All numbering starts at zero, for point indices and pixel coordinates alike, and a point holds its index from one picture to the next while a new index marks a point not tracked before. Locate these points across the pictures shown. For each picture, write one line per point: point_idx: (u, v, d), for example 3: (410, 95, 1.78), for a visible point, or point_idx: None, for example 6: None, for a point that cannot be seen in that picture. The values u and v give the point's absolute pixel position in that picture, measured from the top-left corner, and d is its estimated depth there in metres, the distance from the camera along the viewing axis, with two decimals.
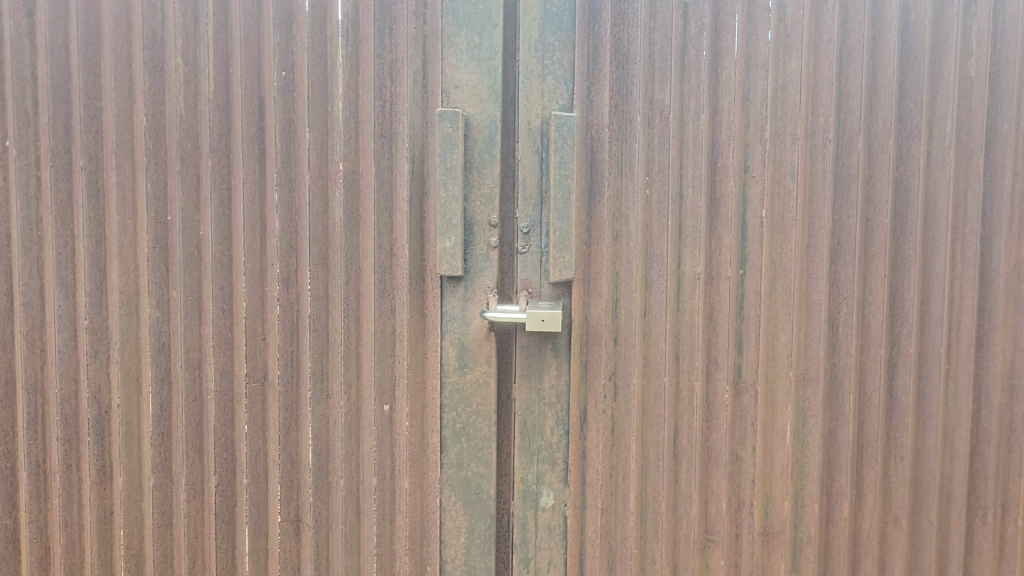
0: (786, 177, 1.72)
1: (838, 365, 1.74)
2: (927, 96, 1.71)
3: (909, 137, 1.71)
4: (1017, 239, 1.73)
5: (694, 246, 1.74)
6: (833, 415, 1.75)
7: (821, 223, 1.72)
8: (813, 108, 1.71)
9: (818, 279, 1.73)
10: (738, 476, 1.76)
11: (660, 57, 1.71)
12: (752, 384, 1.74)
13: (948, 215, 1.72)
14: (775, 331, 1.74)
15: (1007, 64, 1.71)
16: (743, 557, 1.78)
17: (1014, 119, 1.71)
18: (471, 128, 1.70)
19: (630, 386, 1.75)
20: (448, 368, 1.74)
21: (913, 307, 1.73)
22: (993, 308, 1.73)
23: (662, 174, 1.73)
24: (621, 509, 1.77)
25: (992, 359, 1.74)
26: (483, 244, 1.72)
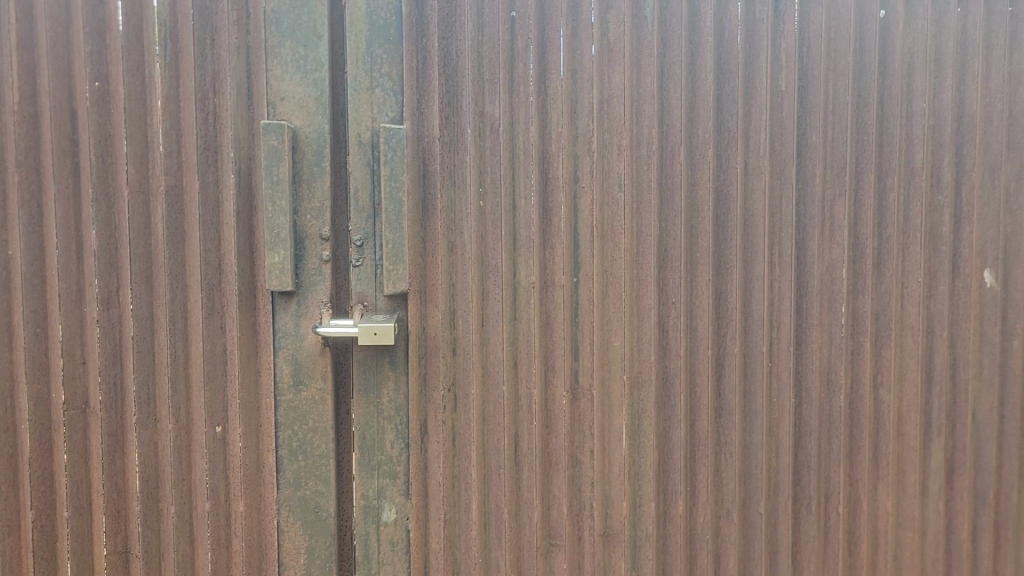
0: (615, 187, 1.82)
1: (669, 367, 1.87)
2: (742, 109, 1.86)
3: (727, 147, 1.86)
4: (827, 242, 1.91)
5: (528, 255, 1.80)
6: (666, 415, 1.88)
7: (649, 232, 1.84)
8: (637, 120, 1.83)
9: (648, 284, 1.85)
10: (579, 480, 1.86)
11: (488, 70, 1.76)
12: (588, 389, 1.84)
13: (765, 221, 1.88)
14: (607, 335, 1.84)
15: (813, 79, 1.88)
16: (586, 558, 1.87)
17: (822, 130, 1.89)
18: (299, 140, 1.69)
19: (469, 397, 1.79)
20: (282, 386, 1.71)
21: (737, 309, 1.89)
22: (809, 308, 1.92)
23: (495, 186, 1.78)
24: (463, 519, 1.81)
25: (810, 355, 1.92)
26: (315, 258, 1.71)
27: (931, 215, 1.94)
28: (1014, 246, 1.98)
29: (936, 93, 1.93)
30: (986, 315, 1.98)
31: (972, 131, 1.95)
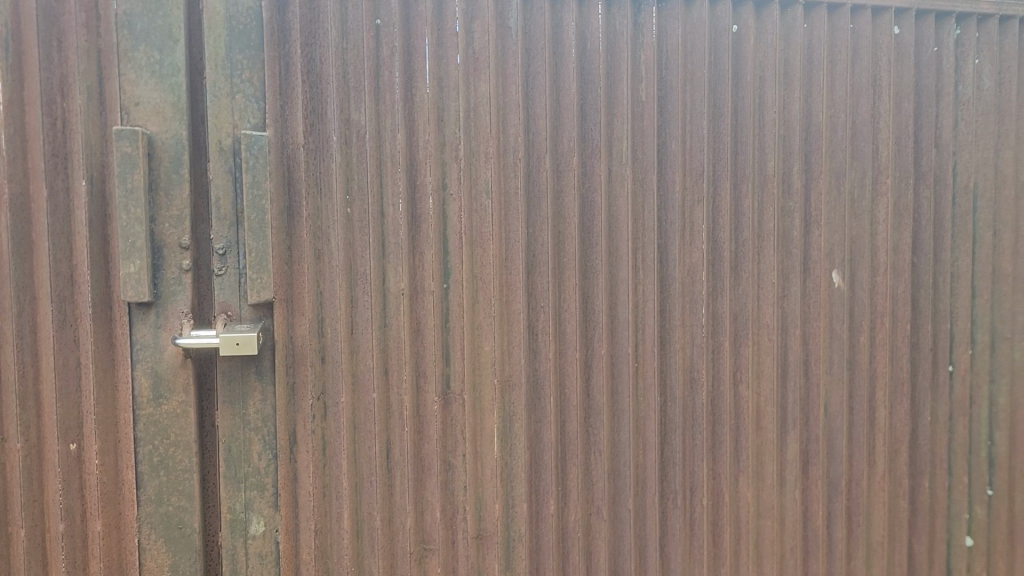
0: (483, 194, 1.86)
1: (539, 370, 1.93)
2: (605, 118, 1.93)
3: (591, 156, 1.94)
4: (688, 246, 2.02)
5: (397, 262, 1.82)
6: (537, 417, 1.94)
7: (516, 238, 1.88)
8: (504, 129, 1.87)
9: (517, 291, 1.89)
10: (452, 484, 1.89)
11: (353, 78, 1.77)
12: (459, 393, 1.87)
13: (629, 227, 1.96)
14: (478, 340, 1.88)
15: (672, 90, 1.98)
16: (459, 561, 1.90)
17: (680, 139, 1.98)
18: (155, 147, 1.64)
19: (339, 405, 1.79)
20: (141, 400, 1.66)
21: (603, 311, 1.96)
22: (671, 309, 2.02)
23: (362, 194, 1.79)
24: (335, 527, 1.81)
25: (673, 355, 2.02)
26: (175, 267, 1.66)
27: (782, 219, 2.08)
28: (857, 248, 2.14)
29: (785, 105, 2.06)
30: (835, 314, 2.12)
31: (819, 140, 2.08)
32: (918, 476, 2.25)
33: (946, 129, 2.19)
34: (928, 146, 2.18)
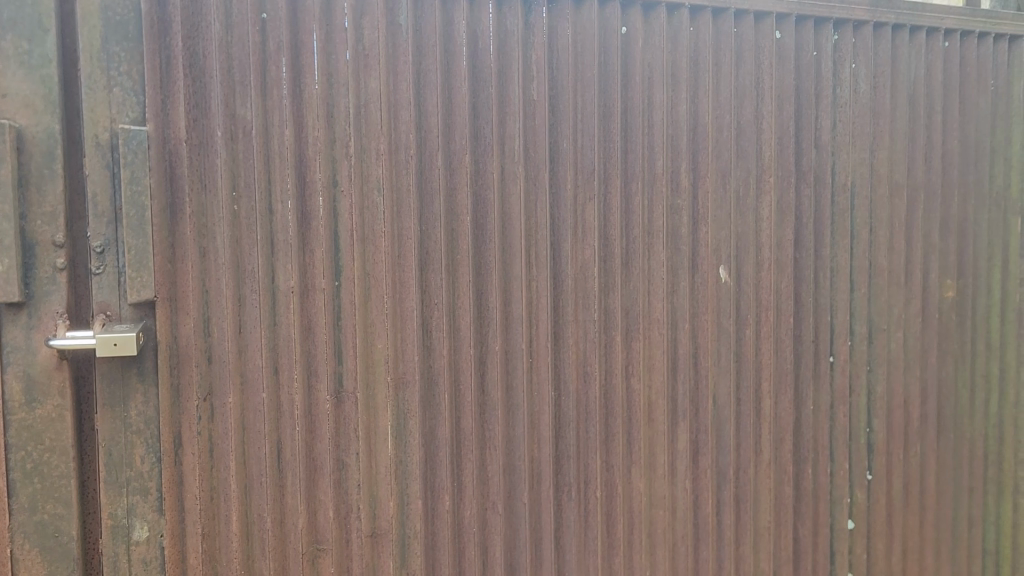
0: (374, 191, 1.85)
1: (433, 366, 1.94)
2: (497, 117, 1.95)
3: (484, 153, 1.95)
4: (581, 244, 2.06)
5: (286, 260, 1.80)
6: (431, 414, 1.95)
7: (409, 236, 1.89)
8: (395, 126, 1.87)
9: (410, 288, 1.89)
10: (345, 484, 1.88)
11: (238, 72, 1.74)
12: (352, 392, 1.87)
13: (522, 225, 1.99)
14: (371, 338, 1.88)
15: (563, 89, 2.01)
16: (353, 560, 1.90)
17: (571, 138, 2.03)
18: (24, 140, 1.57)
19: (226, 406, 1.76)
20: (12, 405, 1.59)
21: (497, 308, 1.98)
22: (564, 305, 2.06)
23: (249, 190, 1.76)
24: (223, 530, 1.78)
25: (566, 350, 2.07)
26: (48, 266, 1.60)
27: (671, 217, 2.16)
28: (743, 244, 2.24)
29: (672, 106, 2.13)
30: (722, 308, 2.22)
31: (705, 139, 2.16)
32: (802, 462, 2.36)
33: (825, 131, 2.31)
34: (808, 147, 2.29)
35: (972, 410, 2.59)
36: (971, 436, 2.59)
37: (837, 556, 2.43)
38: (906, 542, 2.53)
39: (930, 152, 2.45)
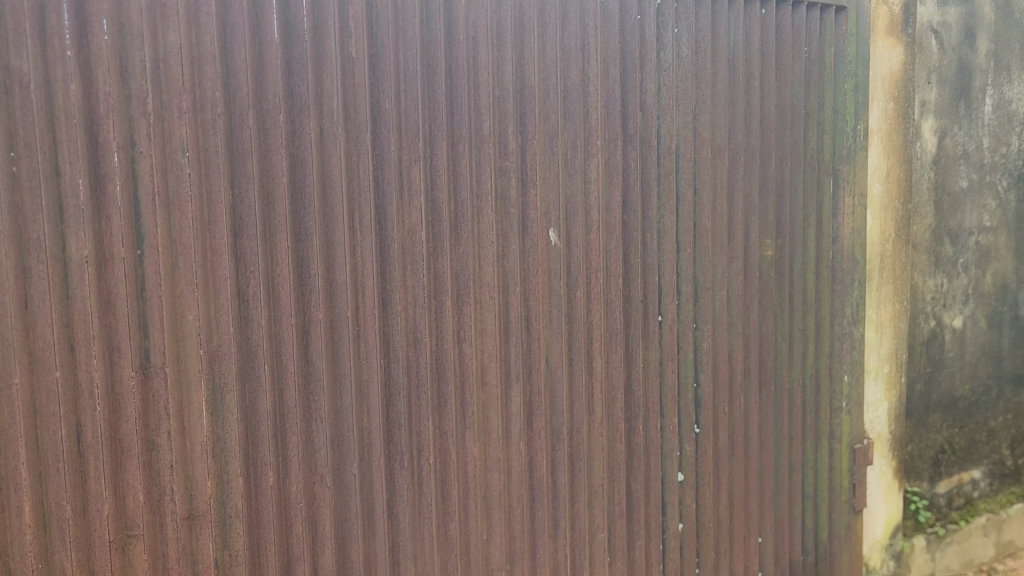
0: (178, 152, 1.73)
1: (252, 338, 1.84)
2: (313, 74, 1.86)
3: (300, 113, 1.86)
4: (408, 208, 2.01)
5: (78, 227, 1.65)
6: (251, 388, 1.85)
7: (219, 200, 1.78)
8: (199, 83, 1.75)
9: (223, 255, 1.79)
10: (157, 465, 1.77)
11: (11, 19, 1.57)
12: (161, 367, 1.74)
13: (344, 188, 1.92)
14: (180, 309, 1.76)
15: (383, 47, 1.94)
16: (168, 545, 1.79)
17: (394, 98, 1.97)
18: None
19: (12, 386, 1.61)
20: None
21: (319, 275, 1.91)
22: (392, 271, 2.00)
23: (30, 151, 1.60)
24: (15, 523, 1.64)
25: (395, 317, 2.02)
26: None
27: (500, 179, 2.14)
28: (572, 207, 2.26)
29: (498, 67, 2.11)
30: (553, 270, 2.25)
31: (532, 101, 2.16)
32: (633, 419, 2.44)
33: (650, 94, 2.36)
34: (634, 110, 2.34)
35: (792, 362, 2.76)
36: (791, 387, 2.76)
37: (669, 507, 2.54)
38: (733, 490, 2.67)
39: (750, 116, 2.56)
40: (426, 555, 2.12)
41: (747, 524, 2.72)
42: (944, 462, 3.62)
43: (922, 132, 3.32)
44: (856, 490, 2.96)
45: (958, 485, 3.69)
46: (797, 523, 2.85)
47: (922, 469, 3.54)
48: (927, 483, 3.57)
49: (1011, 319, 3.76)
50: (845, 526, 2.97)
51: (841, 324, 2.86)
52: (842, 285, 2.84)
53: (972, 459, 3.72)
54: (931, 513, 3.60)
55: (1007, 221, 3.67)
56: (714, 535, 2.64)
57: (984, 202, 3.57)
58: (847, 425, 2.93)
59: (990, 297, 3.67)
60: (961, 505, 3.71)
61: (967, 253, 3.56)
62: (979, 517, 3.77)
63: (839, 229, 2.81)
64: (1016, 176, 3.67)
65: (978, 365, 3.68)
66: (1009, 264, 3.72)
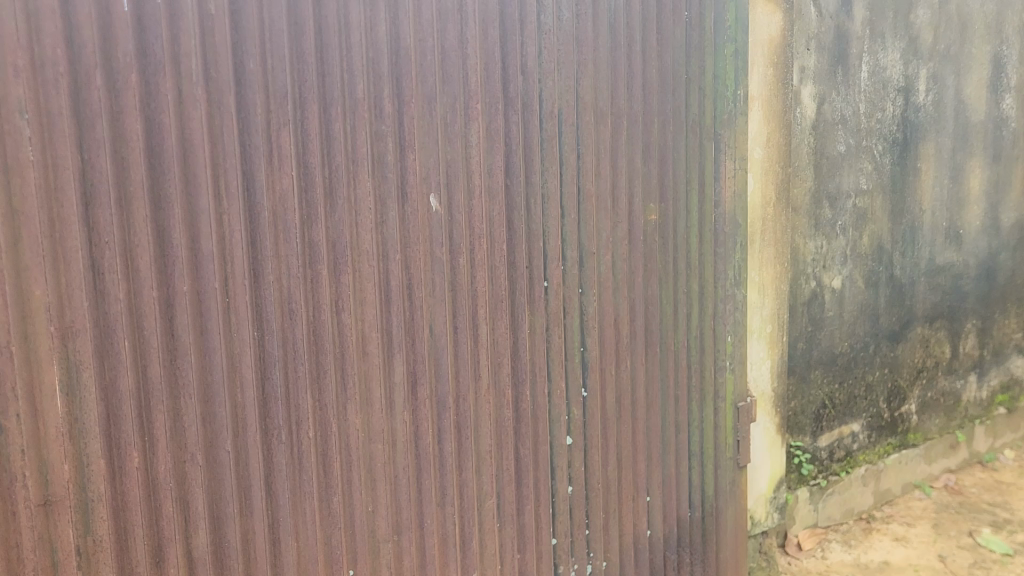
0: (16, 114, 1.61)
1: (109, 313, 1.74)
2: (168, 31, 1.75)
3: (154, 74, 1.75)
4: (278, 173, 1.93)
5: None
6: (111, 366, 1.75)
7: (65, 165, 1.66)
8: (37, 38, 1.62)
9: (72, 226, 1.68)
10: (5, 450, 1.66)
11: None
12: (7, 346, 1.64)
13: (206, 152, 1.83)
14: (26, 283, 1.65)
15: (245, 4, 1.85)
16: (23, 534, 1.70)
17: (259, 59, 1.88)
18: None
19: None
20: None
21: (183, 245, 1.82)
22: (263, 240, 1.92)
23: None
24: None
25: (268, 288, 1.94)
26: None
27: (376, 144, 2.07)
28: (452, 171, 2.22)
29: (371, 26, 2.04)
30: (435, 237, 2.21)
31: (408, 63, 2.10)
32: (521, 385, 2.44)
33: (530, 57, 2.33)
34: (514, 73, 2.31)
35: (677, 323, 2.83)
36: (676, 347, 2.83)
37: (558, 471, 2.56)
38: (621, 451, 2.72)
39: (631, 81, 2.58)
40: (307, 530, 2.08)
41: (636, 484, 2.78)
42: (825, 416, 3.78)
43: (802, 98, 3.42)
44: (740, 446, 3.08)
45: (838, 438, 3.86)
46: (684, 481, 2.92)
47: (805, 424, 3.68)
48: (810, 438, 3.72)
49: (887, 278, 3.94)
50: (731, 482, 3.07)
51: (723, 286, 2.94)
52: (724, 248, 2.92)
53: (852, 413, 3.90)
54: (814, 466, 3.75)
55: (883, 184, 3.83)
56: (603, 496, 2.68)
57: (861, 166, 3.72)
58: (731, 383, 3.04)
59: (867, 258, 3.83)
60: (841, 457, 3.89)
61: (845, 215, 3.71)
62: (858, 468, 3.96)
63: (721, 193, 2.88)
64: (892, 141, 3.83)
65: (856, 324, 3.84)
66: (884, 226, 3.88)
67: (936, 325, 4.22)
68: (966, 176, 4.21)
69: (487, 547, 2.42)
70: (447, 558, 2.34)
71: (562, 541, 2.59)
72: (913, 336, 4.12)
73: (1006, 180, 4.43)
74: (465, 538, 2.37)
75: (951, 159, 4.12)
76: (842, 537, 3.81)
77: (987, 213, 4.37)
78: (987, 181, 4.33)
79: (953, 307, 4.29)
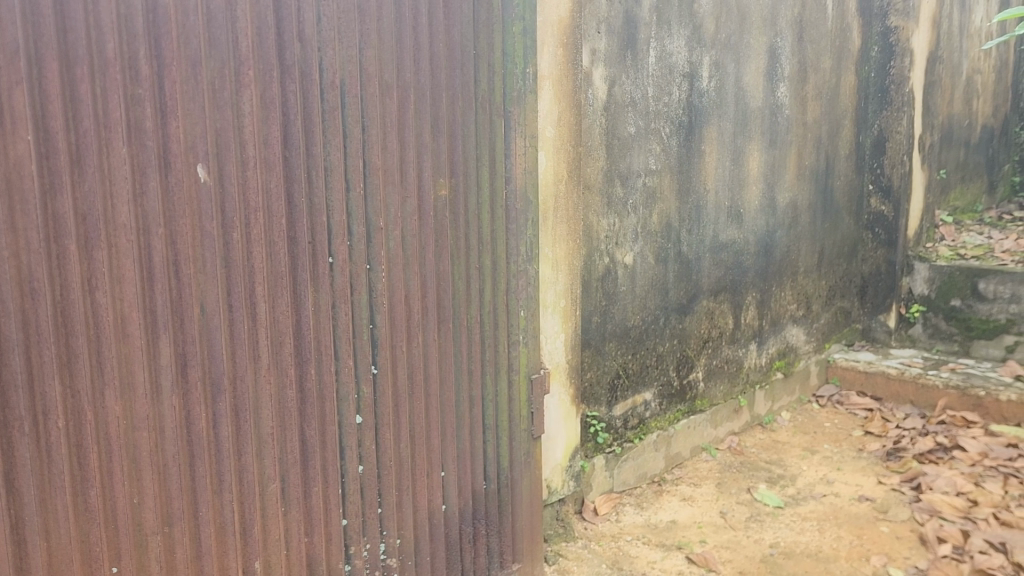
0: None
1: None
2: None
3: None
4: (11, 137, 1.74)
5: None
6: None
7: None
8: None
9: None
10: None
11: None
12: None
13: None
14: None
15: None
16: None
17: None
18: None
19: None
20: None
21: None
22: None
23: None
24: None
25: (3, 264, 1.76)
26: None
27: (131, 109, 1.92)
28: (222, 140, 2.09)
29: None
30: (204, 210, 2.08)
31: (167, 22, 1.95)
32: (305, 365, 2.36)
33: (308, 23, 2.24)
34: (291, 39, 2.21)
35: (470, 299, 2.85)
36: (470, 323, 2.86)
37: (347, 450, 2.51)
38: (414, 428, 2.70)
39: (418, 54, 2.54)
40: (59, 528, 1.91)
41: (430, 459, 2.77)
42: (620, 386, 3.95)
43: (593, 80, 3.54)
44: (533, 417, 3.16)
45: (632, 406, 4.05)
46: (479, 454, 2.96)
47: (600, 394, 3.84)
48: (605, 407, 3.88)
49: (675, 254, 4.16)
50: (525, 453, 3.15)
51: (516, 262, 2.99)
52: (516, 224, 2.96)
53: (644, 382, 4.10)
54: (609, 434, 3.92)
55: (671, 164, 4.04)
56: (396, 474, 2.66)
57: (649, 147, 3.90)
58: (524, 357, 3.11)
59: (657, 235, 4.03)
60: (635, 424, 4.08)
61: (636, 194, 3.88)
62: (650, 434, 4.18)
63: (512, 169, 2.92)
64: (678, 124, 4.04)
65: (647, 298, 4.04)
66: (672, 205, 4.10)
67: (720, 298, 4.53)
68: (746, 159, 4.52)
69: (272, 533, 2.33)
70: (226, 548, 2.23)
71: (353, 522, 2.54)
72: (700, 309, 4.39)
73: (780, 163, 4.80)
74: (245, 526, 2.27)
75: (732, 142, 4.41)
76: (635, 500, 4.01)
77: (764, 192, 4.72)
78: (765, 163, 4.67)
79: (735, 281, 4.61)
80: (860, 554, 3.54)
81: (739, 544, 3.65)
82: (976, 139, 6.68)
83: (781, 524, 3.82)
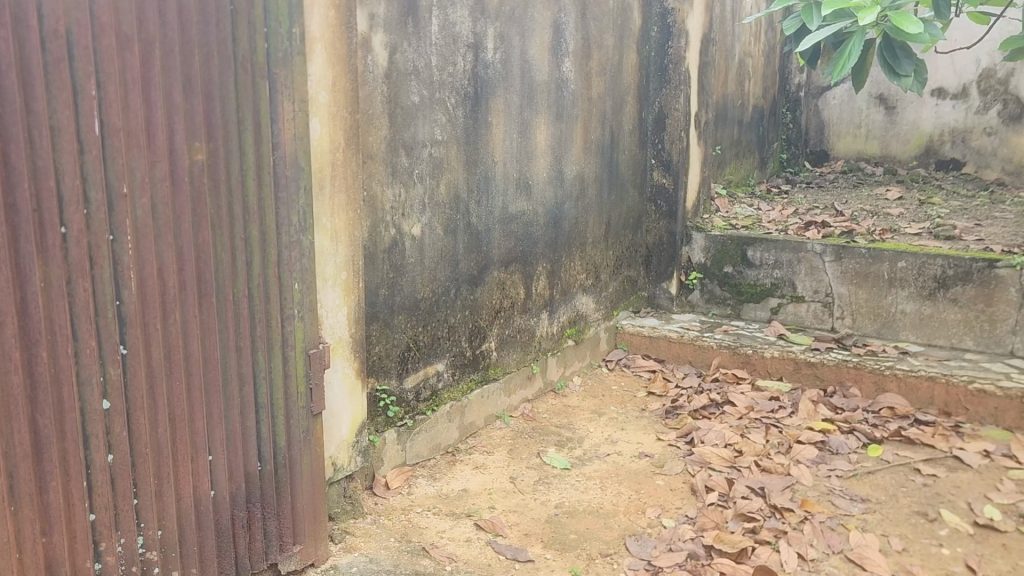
0: None
1: None
2: None
3: None
4: None
5: None
6: None
7: None
8: None
9: None
10: None
11: None
12: None
13: None
14: None
15: None
16: None
17: None
18: None
19: None
20: None
21: None
22: None
23: None
24: None
25: None
26: None
27: None
28: None
29: None
30: None
31: None
32: (35, 347, 2.13)
33: None
34: None
35: (236, 271, 2.69)
36: (236, 297, 2.71)
37: (92, 439, 2.29)
38: (174, 411, 2.53)
39: (163, 6, 2.34)
40: None
41: (194, 443, 2.60)
42: (410, 359, 3.91)
43: (371, 46, 3.44)
44: (312, 393, 3.05)
45: (424, 378, 4.02)
46: (252, 435, 2.82)
47: (390, 367, 3.78)
48: (395, 381, 3.83)
49: (464, 225, 4.17)
50: (304, 431, 3.03)
51: (288, 232, 2.85)
52: (285, 193, 2.82)
53: (436, 353, 4.09)
54: (400, 407, 3.88)
55: (457, 135, 4.02)
56: (153, 461, 2.47)
57: (434, 117, 3.86)
58: (301, 331, 2.98)
59: (445, 206, 4.02)
60: (427, 396, 4.07)
61: (422, 164, 3.83)
62: (443, 406, 4.18)
63: (280, 134, 2.77)
64: (463, 94, 4.02)
65: (437, 269, 4.02)
66: (460, 175, 4.09)
67: (511, 269, 4.60)
68: (532, 132, 4.60)
69: None
70: None
71: (102, 516, 2.34)
72: (490, 280, 4.44)
73: (567, 137, 4.93)
74: None
75: (518, 115, 4.46)
76: (428, 472, 4.00)
77: (552, 164, 4.83)
78: (551, 136, 4.77)
79: (525, 252, 4.69)
80: (637, 508, 3.73)
81: (526, 507, 3.74)
82: (748, 117, 7.20)
83: (566, 485, 3.96)
